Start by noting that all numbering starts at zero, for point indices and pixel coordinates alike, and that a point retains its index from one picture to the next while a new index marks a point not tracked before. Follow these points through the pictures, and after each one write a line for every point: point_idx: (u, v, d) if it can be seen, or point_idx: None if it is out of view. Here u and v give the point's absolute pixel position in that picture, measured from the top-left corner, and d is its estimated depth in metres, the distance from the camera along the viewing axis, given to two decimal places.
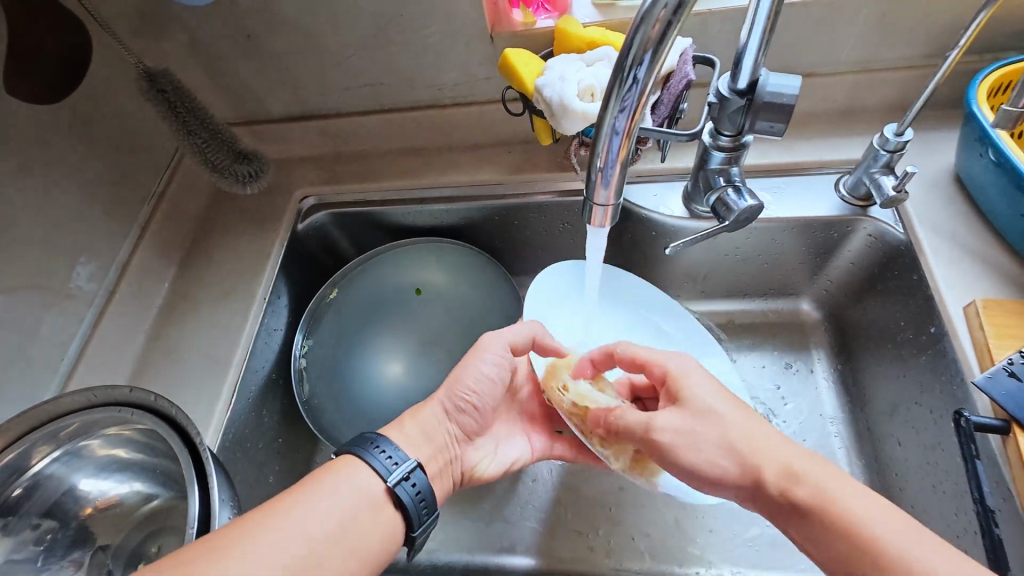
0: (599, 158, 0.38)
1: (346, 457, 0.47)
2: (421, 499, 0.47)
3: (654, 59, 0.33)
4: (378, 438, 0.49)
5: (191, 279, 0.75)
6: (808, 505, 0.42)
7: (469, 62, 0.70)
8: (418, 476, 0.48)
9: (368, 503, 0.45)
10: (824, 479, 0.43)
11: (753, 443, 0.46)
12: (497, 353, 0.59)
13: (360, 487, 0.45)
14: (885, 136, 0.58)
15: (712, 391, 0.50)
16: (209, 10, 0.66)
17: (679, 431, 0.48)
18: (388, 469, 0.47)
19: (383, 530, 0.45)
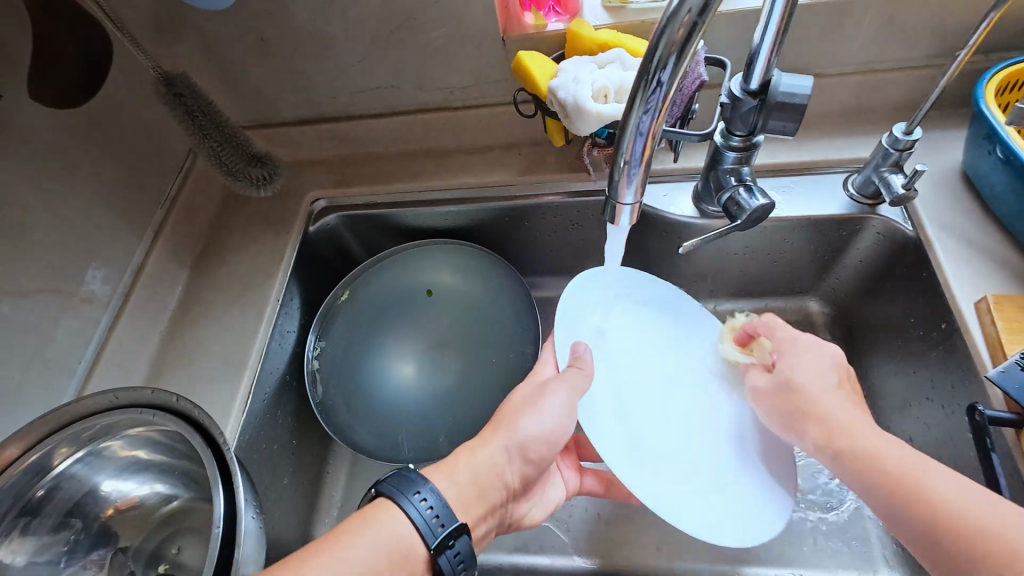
0: (623, 159, 0.38)
1: (382, 502, 0.46)
2: (461, 562, 0.45)
3: (679, 61, 0.34)
4: (421, 485, 0.47)
5: (205, 282, 0.75)
6: (865, 456, 0.45)
7: (481, 65, 0.71)
8: (462, 542, 0.46)
9: (405, 563, 0.43)
10: (867, 436, 0.46)
11: (852, 439, 0.46)
12: (561, 397, 0.56)
13: (399, 545, 0.44)
14: (895, 135, 0.59)
15: (824, 368, 0.52)
16: (223, 14, 0.67)
17: (784, 391, 0.53)
18: (431, 529, 0.45)
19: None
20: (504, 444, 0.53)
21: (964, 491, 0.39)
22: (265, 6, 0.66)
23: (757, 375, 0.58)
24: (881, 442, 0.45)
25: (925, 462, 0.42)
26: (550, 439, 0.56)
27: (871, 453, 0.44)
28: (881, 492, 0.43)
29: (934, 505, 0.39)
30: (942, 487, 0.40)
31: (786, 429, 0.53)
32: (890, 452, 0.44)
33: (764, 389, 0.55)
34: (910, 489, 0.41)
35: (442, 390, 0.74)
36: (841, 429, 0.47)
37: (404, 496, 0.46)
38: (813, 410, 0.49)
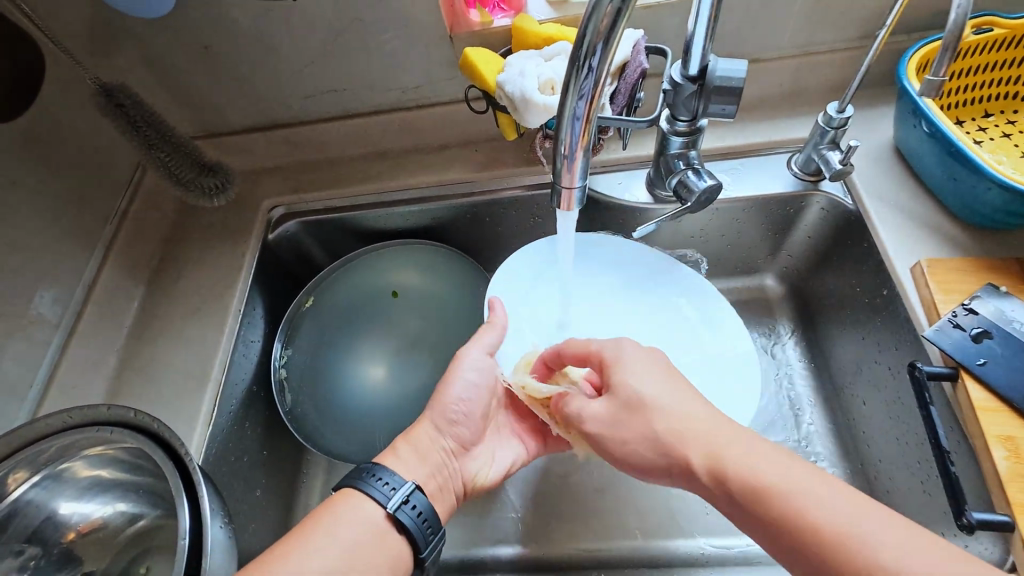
0: (563, 145, 0.39)
1: (346, 490, 0.49)
2: (426, 522, 0.49)
3: (608, 46, 0.35)
4: (377, 469, 0.51)
5: (162, 298, 0.73)
6: (777, 514, 0.37)
7: (431, 64, 0.71)
8: (420, 499, 0.50)
9: (372, 531, 0.47)
10: (768, 471, 0.39)
11: (679, 425, 0.45)
12: (476, 359, 0.60)
13: (367, 520, 0.48)
14: (829, 114, 0.62)
15: (652, 373, 0.49)
16: (162, 23, 0.66)
17: (656, 392, 0.47)
18: (387, 496, 0.49)
19: (391, 555, 0.47)
20: (435, 413, 0.58)
21: (894, 531, 0.34)
22: (205, 13, 0.65)
23: (582, 399, 0.53)
24: (776, 472, 0.39)
25: (847, 503, 0.36)
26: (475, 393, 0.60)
27: (774, 496, 0.38)
28: (780, 537, 0.37)
29: (823, 533, 0.35)
30: (833, 509, 0.36)
31: (648, 466, 0.47)
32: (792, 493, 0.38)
33: (604, 414, 0.50)
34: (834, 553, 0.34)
35: (411, 390, 0.75)
36: (721, 453, 0.42)
37: (364, 481, 0.50)
38: (755, 483, 0.39)
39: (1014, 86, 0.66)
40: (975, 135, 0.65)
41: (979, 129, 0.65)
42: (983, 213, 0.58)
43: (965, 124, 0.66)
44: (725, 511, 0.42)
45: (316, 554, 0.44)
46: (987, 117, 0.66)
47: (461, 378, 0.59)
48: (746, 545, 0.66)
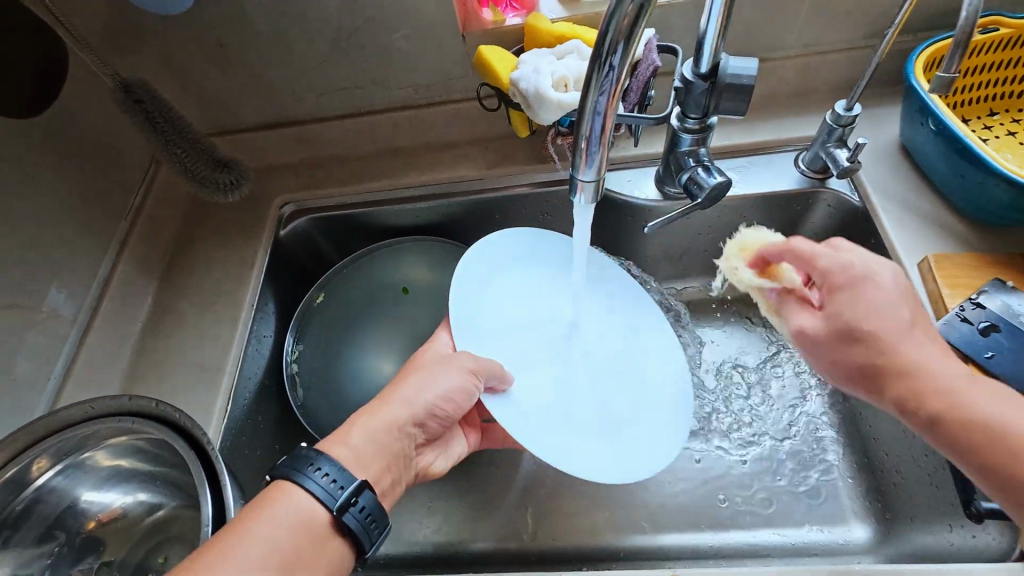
0: (583, 139, 0.40)
1: (279, 484, 0.43)
2: (371, 519, 0.44)
3: (627, 44, 0.36)
4: (317, 458, 0.45)
5: (175, 293, 0.74)
6: (972, 426, 0.40)
7: (443, 62, 0.72)
8: (367, 497, 0.44)
9: (307, 533, 0.42)
10: (938, 377, 0.43)
11: (888, 352, 0.45)
12: (455, 372, 0.55)
13: (303, 520, 0.42)
14: (836, 112, 0.63)
15: (888, 297, 0.46)
16: (179, 21, 0.67)
17: (877, 314, 0.46)
18: (331, 494, 0.43)
19: (331, 555, 0.42)
20: (398, 408, 0.53)
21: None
22: (221, 11, 0.66)
23: (803, 316, 0.52)
24: (945, 383, 0.42)
25: (1011, 404, 0.40)
26: (451, 399, 0.54)
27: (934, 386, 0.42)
28: (952, 434, 0.41)
29: (1011, 435, 0.39)
30: (975, 398, 0.41)
31: (851, 387, 0.48)
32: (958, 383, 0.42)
33: (813, 331, 0.50)
34: (997, 444, 0.39)
35: None
36: (878, 335, 0.45)
37: (301, 473, 0.44)
38: (938, 391, 0.42)
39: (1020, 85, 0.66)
40: (981, 134, 0.66)
41: (985, 128, 0.66)
42: (990, 209, 0.59)
43: (971, 122, 0.67)
44: (933, 438, 0.43)
45: (237, 565, 0.38)
46: (993, 115, 0.67)
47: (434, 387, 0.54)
48: (757, 539, 0.66)
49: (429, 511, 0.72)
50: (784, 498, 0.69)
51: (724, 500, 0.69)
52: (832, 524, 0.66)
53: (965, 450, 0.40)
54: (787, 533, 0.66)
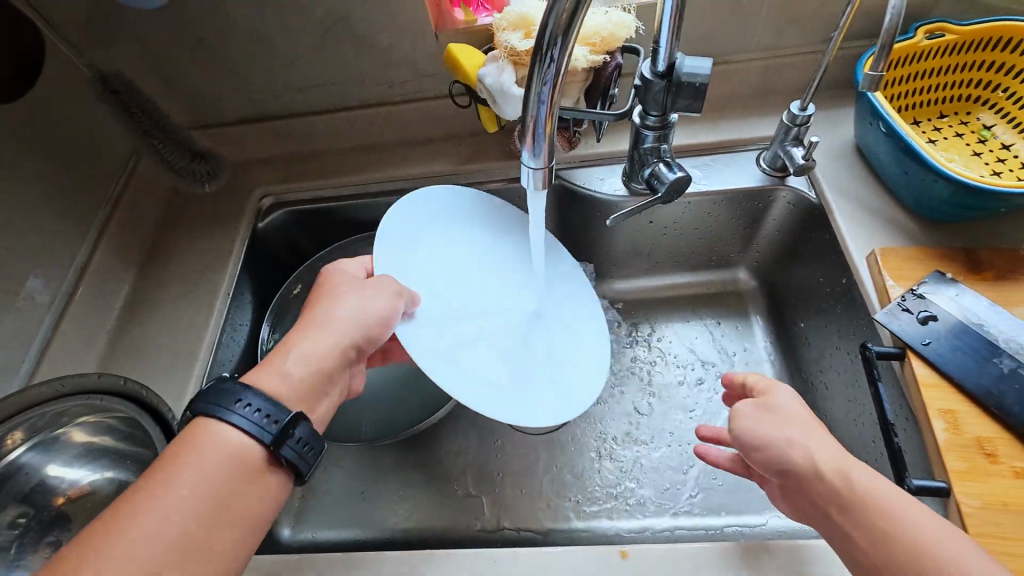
0: (530, 128, 0.42)
1: (201, 424, 0.40)
2: (307, 447, 0.42)
3: (566, 39, 0.37)
4: (242, 392, 0.40)
5: (153, 281, 0.76)
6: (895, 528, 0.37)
7: (417, 60, 0.75)
8: (304, 428, 0.42)
9: (239, 467, 0.39)
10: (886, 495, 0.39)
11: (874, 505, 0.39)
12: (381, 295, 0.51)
13: (233, 457, 0.39)
14: (792, 112, 0.66)
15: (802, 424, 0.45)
16: (159, 17, 0.69)
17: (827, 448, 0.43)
18: (260, 427, 0.40)
19: (267, 486, 0.40)
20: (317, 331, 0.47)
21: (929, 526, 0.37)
22: (199, 7, 0.68)
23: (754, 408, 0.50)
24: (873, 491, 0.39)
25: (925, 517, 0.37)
26: (380, 322, 0.50)
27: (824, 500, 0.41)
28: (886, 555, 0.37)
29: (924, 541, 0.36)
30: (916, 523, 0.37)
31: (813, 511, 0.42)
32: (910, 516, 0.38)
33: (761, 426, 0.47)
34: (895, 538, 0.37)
35: (394, 373, 0.77)
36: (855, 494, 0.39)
37: (225, 409, 0.40)
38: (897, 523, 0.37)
39: (965, 89, 0.70)
40: (930, 135, 0.69)
41: (934, 129, 0.69)
42: (934, 205, 0.61)
43: (921, 124, 0.70)
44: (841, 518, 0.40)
45: (160, 526, 0.35)
46: (942, 117, 0.70)
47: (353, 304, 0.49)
48: (716, 524, 0.68)
49: (400, 499, 0.73)
50: (746, 486, 0.71)
51: (685, 489, 0.71)
52: None
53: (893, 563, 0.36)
54: (748, 521, 0.68)
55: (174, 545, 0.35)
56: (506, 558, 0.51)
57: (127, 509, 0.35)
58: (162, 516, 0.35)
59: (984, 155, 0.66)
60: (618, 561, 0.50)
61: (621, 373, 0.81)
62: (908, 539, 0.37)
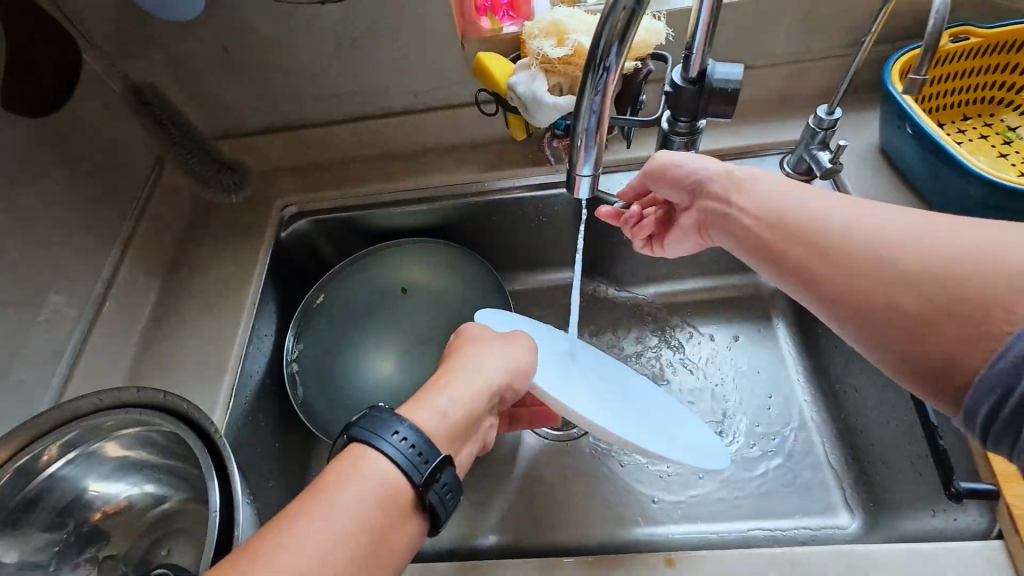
0: (581, 137, 0.42)
1: (359, 448, 0.41)
2: (449, 492, 0.42)
3: (621, 47, 0.38)
4: (397, 423, 0.42)
5: (179, 292, 0.75)
6: (908, 257, 0.36)
7: (442, 69, 0.75)
8: (449, 473, 0.42)
9: (390, 500, 0.39)
10: (898, 229, 0.38)
11: (883, 249, 0.37)
12: (518, 354, 0.55)
13: (386, 487, 0.39)
14: (819, 115, 0.66)
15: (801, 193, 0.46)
16: (186, 28, 0.69)
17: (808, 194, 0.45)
18: (414, 462, 0.41)
19: (409, 528, 0.40)
20: (466, 378, 0.51)
21: (933, 227, 0.36)
22: (227, 18, 0.68)
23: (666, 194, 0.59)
24: (908, 239, 0.37)
25: (935, 220, 0.36)
26: (520, 376, 0.54)
27: (800, 226, 0.43)
28: (884, 274, 0.37)
29: (955, 258, 0.34)
30: (963, 237, 0.34)
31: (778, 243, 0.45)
32: (932, 236, 0.36)
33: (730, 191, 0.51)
34: (914, 262, 0.35)
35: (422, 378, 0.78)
36: (856, 236, 0.39)
37: (379, 436, 0.41)
38: (890, 237, 0.37)
39: (990, 92, 0.70)
40: (955, 137, 0.69)
41: (959, 131, 0.70)
42: (965, 207, 0.62)
43: (946, 126, 0.70)
44: (806, 253, 0.42)
45: (314, 547, 0.35)
46: (966, 119, 0.71)
47: (499, 357, 0.54)
48: (748, 529, 0.68)
49: None
50: (778, 491, 0.70)
51: (716, 495, 0.71)
52: (823, 514, 0.68)
53: (908, 297, 0.35)
54: (780, 526, 0.68)
55: (326, 571, 0.34)
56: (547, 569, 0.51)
57: (290, 534, 0.35)
58: (319, 537, 0.35)
59: (1010, 156, 0.67)
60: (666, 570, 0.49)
61: (646, 377, 0.82)
62: (934, 268, 0.34)
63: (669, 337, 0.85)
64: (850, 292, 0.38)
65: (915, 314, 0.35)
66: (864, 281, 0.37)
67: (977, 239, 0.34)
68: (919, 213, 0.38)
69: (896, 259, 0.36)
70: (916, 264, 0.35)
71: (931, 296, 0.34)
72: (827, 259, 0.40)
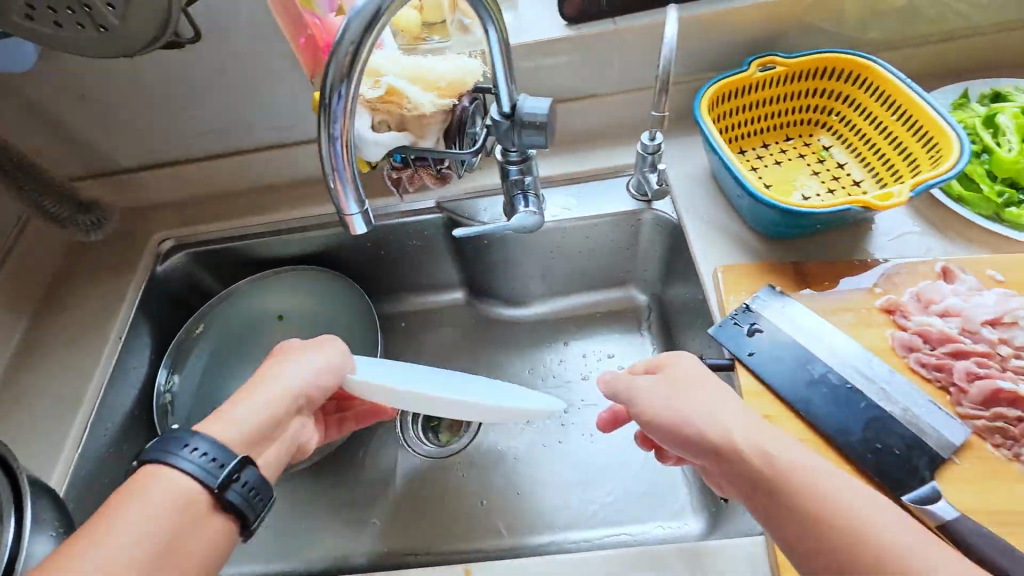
0: (331, 165, 0.45)
1: (151, 468, 0.41)
2: (253, 491, 0.43)
3: (348, 82, 0.42)
4: (190, 437, 0.42)
5: (46, 330, 0.77)
6: (836, 528, 0.36)
7: (300, 106, 0.79)
8: (251, 473, 0.43)
9: (183, 508, 0.40)
10: (839, 488, 0.37)
11: (831, 490, 0.37)
12: (325, 356, 0.54)
13: (179, 497, 0.40)
14: (643, 141, 0.71)
15: (710, 391, 0.46)
16: (39, 77, 0.72)
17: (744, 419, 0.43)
18: (211, 471, 0.41)
19: (212, 534, 0.41)
20: (271, 387, 0.50)
21: (866, 504, 0.36)
22: (79, 66, 0.71)
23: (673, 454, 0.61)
24: (840, 498, 0.37)
25: (868, 500, 0.37)
26: (329, 374, 0.53)
27: (815, 508, 0.37)
28: (821, 546, 0.36)
29: (883, 547, 0.34)
30: (894, 526, 0.35)
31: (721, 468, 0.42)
32: (856, 509, 0.36)
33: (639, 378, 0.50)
34: (848, 526, 0.36)
35: None
36: (798, 490, 0.38)
37: (173, 454, 0.41)
38: (825, 501, 0.37)
39: (807, 114, 0.75)
40: (776, 157, 0.74)
41: (781, 151, 0.74)
42: (770, 224, 0.66)
43: (770, 147, 0.75)
44: (747, 489, 0.40)
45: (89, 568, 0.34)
46: (788, 140, 0.75)
47: (303, 363, 0.53)
48: (601, 535, 0.71)
49: (298, 530, 0.75)
50: (631, 497, 0.74)
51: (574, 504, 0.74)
52: (670, 517, 0.71)
53: (827, 547, 0.36)
54: (631, 531, 0.71)
55: None
56: None
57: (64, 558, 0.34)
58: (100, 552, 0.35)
59: (822, 174, 0.71)
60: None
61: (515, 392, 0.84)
62: (847, 534, 0.35)
63: (546, 353, 0.89)
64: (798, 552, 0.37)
65: None
66: (831, 536, 0.36)
67: (903, 532, 0.35)
68: (843, 474, 0.38)
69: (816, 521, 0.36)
70: (843, 528, 0.36)
71: None
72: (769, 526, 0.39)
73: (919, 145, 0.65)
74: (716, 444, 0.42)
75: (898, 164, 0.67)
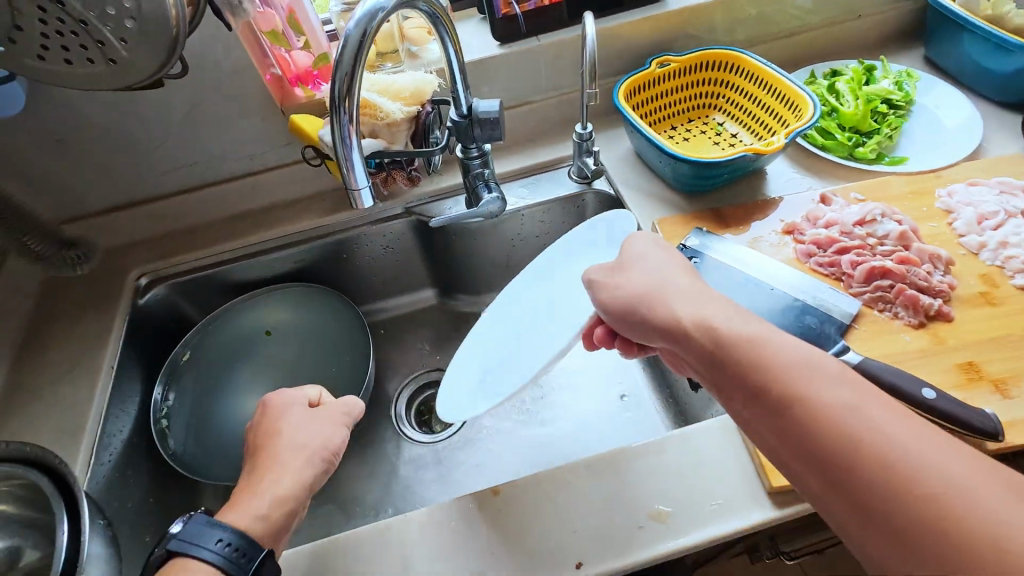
0: (343, 160, 0.54)
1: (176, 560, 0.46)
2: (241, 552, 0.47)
3: (351, 97, 0.52)
4: (218, 529, 0.47)
5: (30, 371, 0.77)
6: (785, 387, 0.43)
7: (271, 133, 0.87)
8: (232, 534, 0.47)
9: None
10: (794, 358, 0.44)
11: (778, 362, 0.45)
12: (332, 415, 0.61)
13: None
14: (578, 131, 0.85)
15: (657, 273, 0.57)
16: (14, 125, 0.76)
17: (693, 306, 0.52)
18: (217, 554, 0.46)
19: None
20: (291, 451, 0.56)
21: (821, 380, 0.43)
22: (55, 111, 0.76)
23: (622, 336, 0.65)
24: (794, 369, 0.44)
25: (825, 377, 0.43)
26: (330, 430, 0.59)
27: (747, 360, 0.45)
28: (778, 407, 0.43)
29: (828, 412, 0.41)
30: (840, 399, 0.42)
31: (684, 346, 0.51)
32: (813, 384, 0.43)
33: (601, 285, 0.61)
34: (802, 396, 0.43)
35: None
36: (756, 363, 0.45)
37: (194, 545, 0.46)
38: (774, 366, 0.44)
39: (701, 100, 0.93)
40: (684, 134, 0.91)
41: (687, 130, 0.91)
42: (689, 182, 0.81)
43: (677, 128, 0.92)
44: (704, 363, 0.49)
45: None
46: (691, 121, 0.93)
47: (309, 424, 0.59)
48: None
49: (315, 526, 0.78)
50: (617, 436, 0.83)
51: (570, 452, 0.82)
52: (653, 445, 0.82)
53: (784, 415, 0.43)
54: None
55: None
56: (397, 524, 0.58)
57: None
58: None
59: (721, 142, 0.89)
60: (491, 497, 0.59)
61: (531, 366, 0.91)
62: (801, 407, 0.42)
63: None
64: (751, 409, 0.45)
65: (783, 448, 0.43)
66: (786, 398, 0.43)
67: (848, 405, 0.41)
68: (805, 352, 0.45)
69: (773, 389, 0.44)
70: (795, 397, 0.43)
71: (816, 444, 0.41)
72: (729, 392, 0.47)
73: (787, 110, 0.83)
74: (679, 327, 0.51)
75: (775, 127, 0.85)
